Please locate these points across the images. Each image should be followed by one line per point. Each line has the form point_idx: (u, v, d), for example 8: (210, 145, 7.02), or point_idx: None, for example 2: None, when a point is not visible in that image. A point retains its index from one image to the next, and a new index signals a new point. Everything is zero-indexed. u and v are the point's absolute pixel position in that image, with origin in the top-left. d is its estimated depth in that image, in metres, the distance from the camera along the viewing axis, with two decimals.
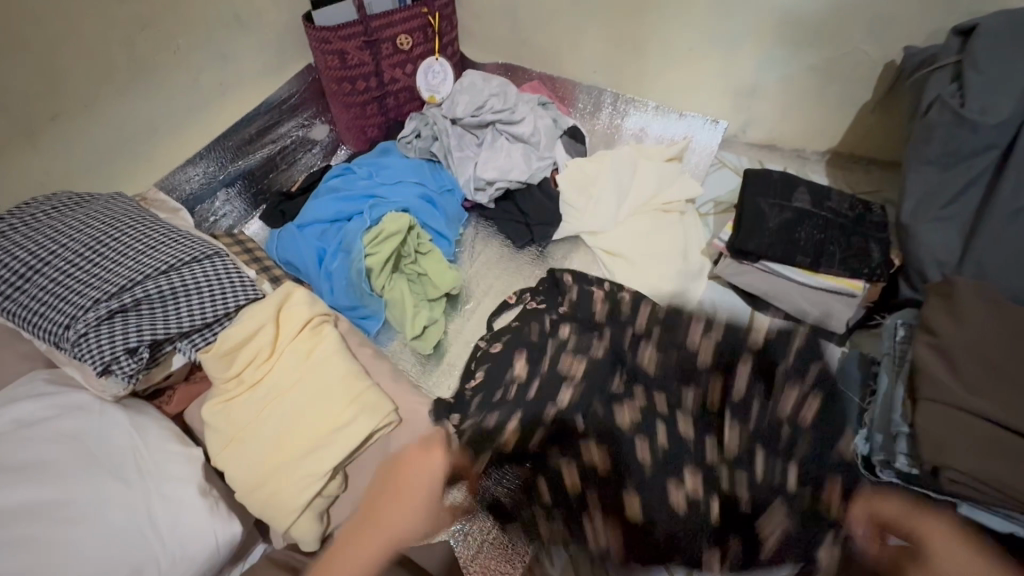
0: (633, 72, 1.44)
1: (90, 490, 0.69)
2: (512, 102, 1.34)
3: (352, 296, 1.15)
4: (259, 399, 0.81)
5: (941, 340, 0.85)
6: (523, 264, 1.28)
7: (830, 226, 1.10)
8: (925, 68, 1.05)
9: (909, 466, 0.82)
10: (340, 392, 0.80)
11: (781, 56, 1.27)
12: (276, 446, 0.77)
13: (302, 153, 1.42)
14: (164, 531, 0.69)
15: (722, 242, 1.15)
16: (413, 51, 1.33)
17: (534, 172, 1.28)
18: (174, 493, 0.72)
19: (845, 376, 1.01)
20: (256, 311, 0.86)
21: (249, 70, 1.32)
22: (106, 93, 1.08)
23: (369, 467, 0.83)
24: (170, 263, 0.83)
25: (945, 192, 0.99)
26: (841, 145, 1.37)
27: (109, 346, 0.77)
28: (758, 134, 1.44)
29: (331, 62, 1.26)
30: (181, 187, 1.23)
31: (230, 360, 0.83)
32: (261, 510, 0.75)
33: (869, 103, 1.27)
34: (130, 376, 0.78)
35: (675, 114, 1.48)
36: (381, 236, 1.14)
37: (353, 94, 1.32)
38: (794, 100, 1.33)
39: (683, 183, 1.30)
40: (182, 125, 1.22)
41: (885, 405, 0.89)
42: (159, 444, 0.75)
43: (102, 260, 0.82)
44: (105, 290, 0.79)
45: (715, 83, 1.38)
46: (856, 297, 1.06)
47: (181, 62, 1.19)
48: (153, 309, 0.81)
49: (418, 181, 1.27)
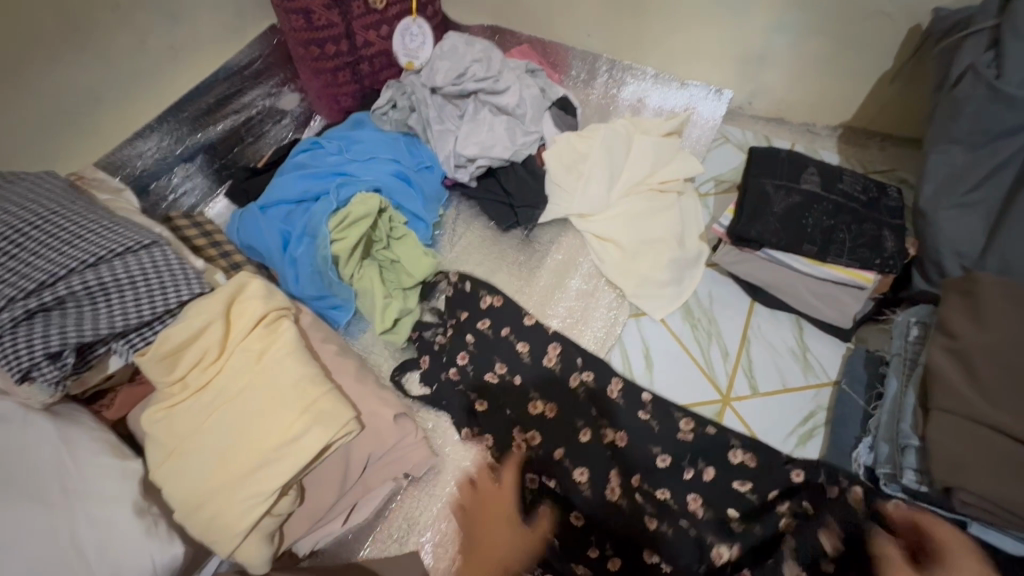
0: (631, 36, 1.31)
1: (6, 513, 0.62)
2: (497, 69, 1.22)
3: (318, 284, 1.05)
4: (204, 406, 0.74)
5: (959, 343, 0.76)
6: (507, 248, 1.18)
7: (842, 211, 1.00)
8: (956, 34, 0.93)
9: (917, 482, 0.74)
10: (292, 400, 0.73)
11: (794, 18, 1.14)
12: (222, 460, 0.70)
13: (271, 124, 1.29)
14: (92, 556, 0.62)
15: (722, 226, 1.05)
16: (388, 10, 1.19)
17: (518, 148, 1.17)
18: (105, 513, 0.65)
19: (850, 376, 0.93)
20: (201, 308, 0.77)
21: (204, 31, 1.20)
22: (35, 59, 0.96)
23: (329, 476, 0.78)
24: (98, 255, 0.74)
25: (971, 176, 0.89)
26: (854, 119, 1.26)
27: (26, 352, 0.68)
28: (765, 105, 1.32)
29: (296, 22, 1.13)
30: (131, 163, 1.12)
31: (172, 363, 0.75)
32: (204, 532, 0.68)
33: (889, 72, 1.15)
34: (55, 383, 0.70)
35: (676, 83, 1.35)
36: (349, 220, 1.04)
37: (322, 59, 1.19)
38: (806, 67, 1.21)
39: (682, 160, 1.19)
40: (129, 94, 1.11)
41: (893, 413, 0.82)
42: (90, 457, 0.68)
43: (20, 251, 0.72)
44: (21, 287, 0.70)
45: (720, 48, 1.25)
46: (865, 289, 0.97)
47: (122, 22, 1.06)
48: (80, 307, 0.72)
49: (392, 158, 1.16)
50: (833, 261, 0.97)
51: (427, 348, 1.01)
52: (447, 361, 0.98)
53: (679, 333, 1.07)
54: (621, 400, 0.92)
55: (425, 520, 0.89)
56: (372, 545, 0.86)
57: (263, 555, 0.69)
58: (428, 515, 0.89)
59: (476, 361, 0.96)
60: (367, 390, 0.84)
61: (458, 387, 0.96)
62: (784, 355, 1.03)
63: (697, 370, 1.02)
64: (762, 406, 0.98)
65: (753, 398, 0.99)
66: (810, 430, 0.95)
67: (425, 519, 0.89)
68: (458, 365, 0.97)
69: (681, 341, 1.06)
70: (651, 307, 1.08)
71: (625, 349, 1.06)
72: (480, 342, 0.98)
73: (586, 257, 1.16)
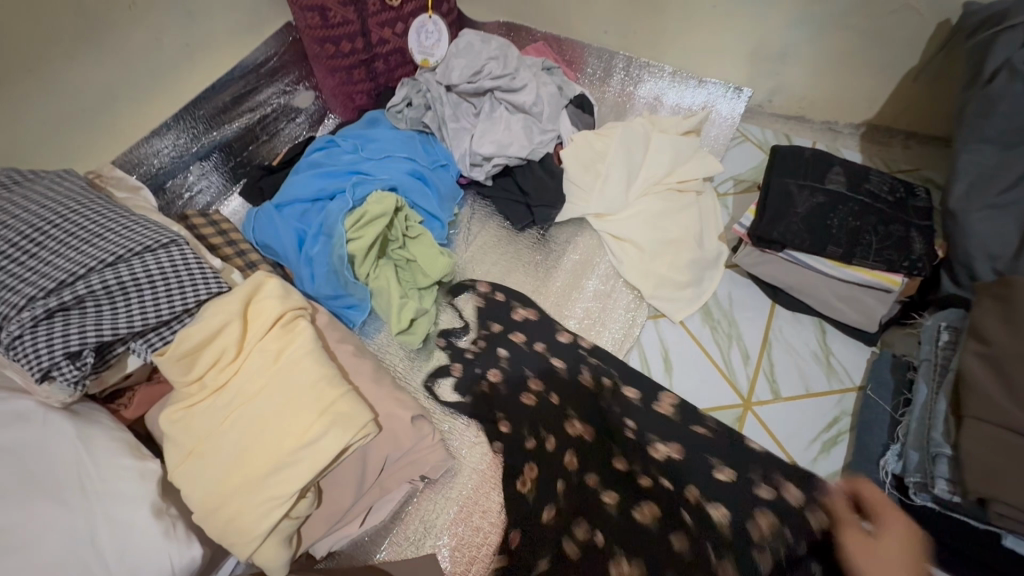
0: (649, 33, 1.29)
1: (26, 514, 0.62)
2: (513, 66, 1.20)
3: (333, 283, 1.04)
4: (222, 407, 0.73)
5: (993, 349, 0.74)
6: (523, 248, 1.17)
7: (868, 212, 0.98)
8: (988, 30, 0.91)
9: (949, 492, 0.72)
10: (309, 402, 0.72)
11: (818, 13, 1.11)
12: (239, 462, 0.69)
13: (285, 122, 1.29)
14: (110, 557, 0.62)
15: (743, 227, 1.03)
16: (404, 7, 1.18)
17: (535, 146, 1.16)
18: (123, 514, 0.65)
19: (875, 382, 0.91)
20: (220, 307, 0.77)
21: (219, 30, 1.21)
22: (54, 57, 0.96)
23: (346, 479, 0.77)
24: (117, 254, 0.73)
25: (1005, 176, 0.86)
26: (878, 117, 1.23)
27: (46, 351, 0.68)
28: (786, 103, 1.30)
29: (312, 20, 1.12)
30: (148, 162, 1.11)
31: (190, 363, 0.75)
32: (221, 534, 0.68)
33: (916, 69, 1.12)
34: (74, 383, 0.70)
35: (694, 81, 1.33)
36: (365, 218, 1.03)
37: (338, 56, 1.18)
38: (829, 64, 1.18)
39: (701, 159, 1.17)
40: (145, 92, 1.11)
41: (923, 420, 0.79)
42: (108, 457, 0.68)
43: (39, 251, 0.72)
44: (41, 286, 0.70)
45: (741, 44, 1.23)
46: (891, 292, 0.95)
47: (140, 20, 1.06)
48: (99, 306, 0.72)
49: (407, 156, 1.15)
50: (858, 263, 0.94)
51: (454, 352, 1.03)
52: (476, 365, 1.00)
53: (697, 335, 1.05)
54: (643, 405, 0.93)
55: (441, 524, 0.88)
56: (388, 548, 0.85)
57: (280, 558, 0.69)
58: (444, 518, 0.88)
59: (505, 365, 0.99)
60: (384, 391, 0.83)
61: (484, 387, 0.97)
62: (807, 359, 1.01)
63: (717, 374, 1.00)
64: (785, 410, 0.96)
65: (775, 402, 0.97)
66: (834, 436, 0.93)
67: (441, 523, 0.87)
68: (486, 368, 0.99)
69: (700, 343, 1.04)
70: (670, 309, 1.06)
71: (643, 351, 1.04)
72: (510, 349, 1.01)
73: (603, 257, 1.14)
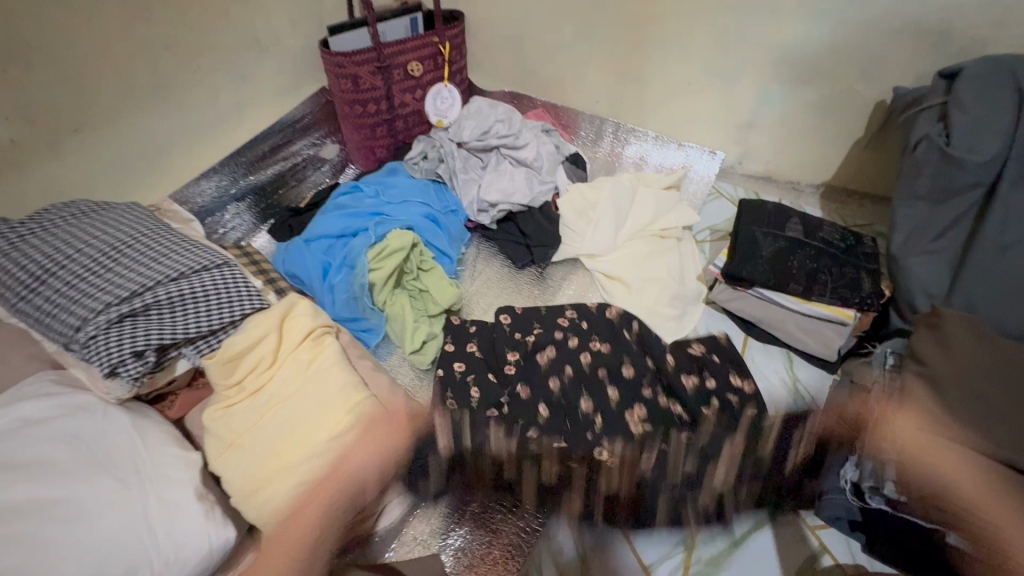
0: (636, 104, 1.50)
1: (89, 489, 0.70)
2: (517, 128, 1.39)
3: (353, 308, 1.17)
4: (259, 406, 0.83)
5: (928, 369, 0.86)
6: (522, 284, 1.30)
7: (823, 256, 1.13)
8: (912, 109, 1.10)
9: (897, 492, 0.82)
10: (337, 401, 0.83)
11: (775, 93, 1.32)
12: (273, 451, 0.79)
13: (313, 170, 1.43)
14: (160, 531, 0.70)
15: (717, 268, 1.18)
16: (423, 78, 1.39)
17: (536, 196, 1.32)
18: (171, 495, 0.73)
19: (835, 404, 1.03)
20: (261, 320, 0.88)
21: (265, 92, 1.38)
22: (128, 108, 1.13)
23: (365, 477, 0.85)
24: (180, 270, 0.87)
25: (934, 227, 1.01)
26: (835, 178, 1.41)
27: (117, 349, 0.79)
28: (755, 164, 1.48)
29: (345, 86, 1.30)
30: (194, 200, 1.27)
31: (233, 367, 0.85)
32: (257, 513, 0.78)
33: (863, 139, 1.31)
34: (134, 379, 0.80)
35: (674, 144, 1.52)
36: (385, 252, 1.17)
37: (364, 116, 1.36)
38: (788, 133, 1.38)
39: (680, 210, 1.34)
40: (200, 141, 1.28)
41: (875, 433, 0.90)
42: (159, 446, 0.77)
43: (115, 265, 0.85)
44: (116, 295, 0.82)
45: (713, 116, 1.43)
46: (846, 325, 1.08)
47: (203, 80, 1.24)
48: (161, 314, 0.84)
49: (423, 201, 1.30)
50: (816, 300, 1.09)
51: (463, 353, 1.08)
52: (490, 368, 1.05)
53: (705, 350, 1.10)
54: (680, 399, 1.01)
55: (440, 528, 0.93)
56: (396, 547, 0.90)
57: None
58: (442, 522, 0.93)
59: (524, 374, 1.04)
60: (400, 401, 0.93)
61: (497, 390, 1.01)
62: (777, 385, 1.12)
63: None
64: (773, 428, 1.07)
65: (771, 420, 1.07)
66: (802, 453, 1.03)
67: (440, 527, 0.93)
68: (508, 378, 1.03)
69: (708, 356, 1.09)
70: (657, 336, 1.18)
71: None
72: (535, 363, 1.05)
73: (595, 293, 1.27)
